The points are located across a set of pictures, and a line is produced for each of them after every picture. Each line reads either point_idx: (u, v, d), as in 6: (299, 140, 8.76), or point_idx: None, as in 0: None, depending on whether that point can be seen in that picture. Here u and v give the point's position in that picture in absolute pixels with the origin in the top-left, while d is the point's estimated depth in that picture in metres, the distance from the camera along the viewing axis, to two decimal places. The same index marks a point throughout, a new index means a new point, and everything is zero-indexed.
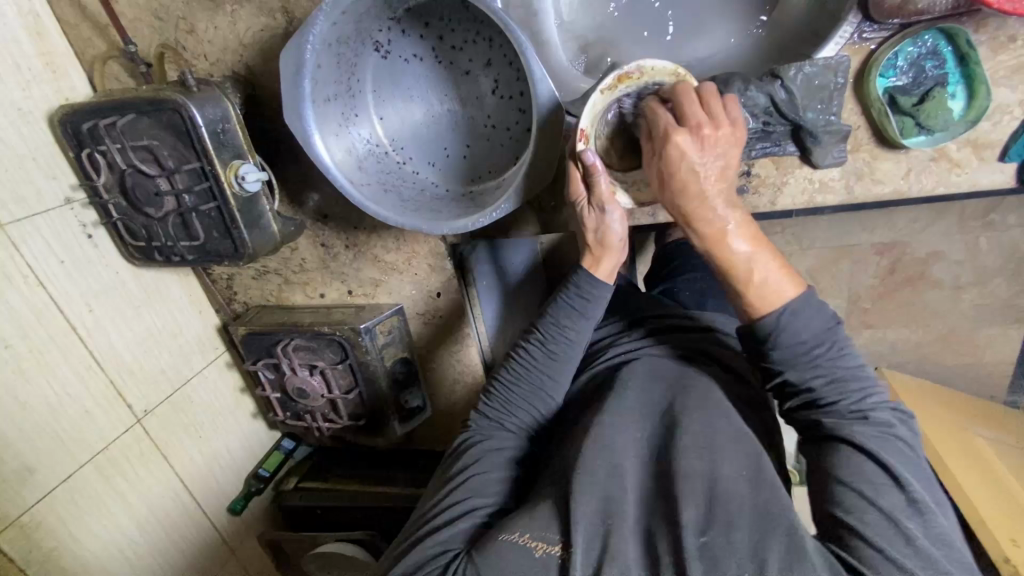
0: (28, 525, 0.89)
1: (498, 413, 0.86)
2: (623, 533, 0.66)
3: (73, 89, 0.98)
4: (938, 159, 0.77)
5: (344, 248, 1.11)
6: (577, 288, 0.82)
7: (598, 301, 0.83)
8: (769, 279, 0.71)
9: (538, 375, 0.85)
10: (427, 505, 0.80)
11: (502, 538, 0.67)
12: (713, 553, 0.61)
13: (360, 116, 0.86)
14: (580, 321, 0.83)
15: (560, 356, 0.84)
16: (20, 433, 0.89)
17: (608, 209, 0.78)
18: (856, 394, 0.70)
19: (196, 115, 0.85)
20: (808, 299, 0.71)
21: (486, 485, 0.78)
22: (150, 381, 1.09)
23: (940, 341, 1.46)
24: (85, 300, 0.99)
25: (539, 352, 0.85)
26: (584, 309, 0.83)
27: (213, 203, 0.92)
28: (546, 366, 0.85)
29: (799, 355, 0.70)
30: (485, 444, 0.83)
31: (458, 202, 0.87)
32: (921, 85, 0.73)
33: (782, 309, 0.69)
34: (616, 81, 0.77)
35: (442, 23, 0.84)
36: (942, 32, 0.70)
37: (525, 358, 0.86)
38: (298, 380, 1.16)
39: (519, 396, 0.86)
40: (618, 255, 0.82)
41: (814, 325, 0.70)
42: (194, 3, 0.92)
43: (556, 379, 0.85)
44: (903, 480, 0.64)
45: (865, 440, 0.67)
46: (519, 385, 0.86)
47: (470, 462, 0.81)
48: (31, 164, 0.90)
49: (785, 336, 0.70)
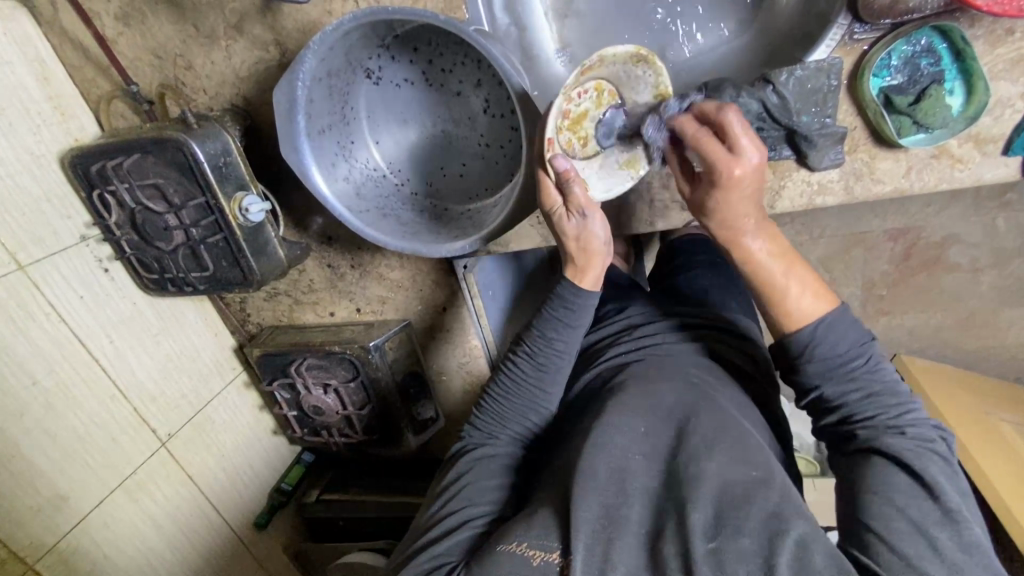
0: (66, 550, 0.94)
1: (491, 424, 0.87)
2: (626, 540, 0.65)
3: (82, 128, 1.01)
4: (938, 157, 0.76)
5: (349, 268, 1.13)
6: (561, 298, 0.82)
7: (584, 310, 0.82)
8: (795, 294, 0.72)
9: (527, 386, 0.86)
10: (425, 516, 0.81)
11: (503, 548, 0.68)
12: (720, 556, 0.60)
13: (356, 142, 0.87)
14: (567, 331, 0.83)
15: (548, 367, 0.85)
16: (51, 464, 0.93)
17: (589, 214, 0.75)
18: (895, 413, 0.70)
19: (197, 152, 0.87)
20: (843, 315, 0.72)
21: (482, 494, 0.79)
22: (172, 405, 1.13)
23: (961, 326, 1.43)
24: (105, 332, 1.02)
25: (528, 364, 0.85)
26: (571, 319, 0.82)
27: (220, 234, 0.94)
28: (534, 377, 0.85)
29: (837, 368, 0.71)
30: (479, 456, 0.84)
31: (456, 221, 0.89)
32: (917, 83, 0.71)
33: (818, 322, 0.71)
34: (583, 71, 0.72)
35: (430, 47, 0.84)
36: (935, 30, 0.68)
37: (514, 370, 0.86)
38: (314, 398, 1.20)
39: (510, 407, 0.87)
40: (601, 263, 0.80)
41: (848, 338, 0.71)
42: (191, 41, 0.94)
43: (546, 389, 0.86)
44: (931, 476, 0.64)
45: (902, 453, 0.66)
46: (510, 397, 0.87)
47: (464, 474, 0.82)
48: (46, 205, 0.94)
49: (822, 349, 0.71)
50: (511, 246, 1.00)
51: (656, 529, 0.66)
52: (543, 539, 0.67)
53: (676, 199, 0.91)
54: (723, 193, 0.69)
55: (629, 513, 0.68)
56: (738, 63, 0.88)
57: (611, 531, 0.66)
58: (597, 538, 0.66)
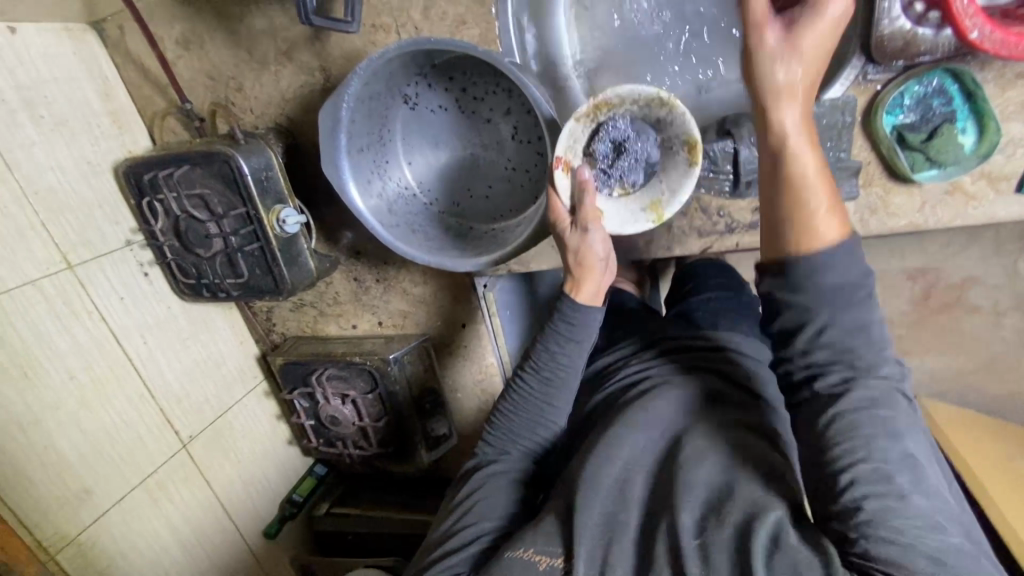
0: (84, 544, 0.96)
1: (501, 440, 0.87)
2: (622, 549, 0.67)
3: (136, 142, 1.12)
4: (953, 193, 0.77)
5: (374, 282, 1.17)
6: (563, 315, 0.82)
7: (587, 325, 0.82)
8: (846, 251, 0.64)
9: (534, 404, 0.85)
10: (439, 530, 0.82)
11: (508, 555, 0.69)
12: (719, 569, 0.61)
13: (391, 162, 0.92)
14: (571, 346, 0.83)
15: (555, 382, 0.84)
16: (79, 456, 0.96)
17: (590, 229, 0.76)
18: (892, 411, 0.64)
19: (243, 165, 0.93)
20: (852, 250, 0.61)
21: (493, 509, 0.80)
22: (195, 409, 1.17)
23: (983, 370, 1.41)
24: (140, 332, 1.08)
25: (535, 380, 0.85)
26: (574, 334, 0.82)
27: (257, 243, 0.99)
28: (541, 394, 0.85)
29: (832, 301, 0.61)
30: (491, 473, 0.84)
31: (480, 239, 0.93)
32: (929, 122, 0.75)
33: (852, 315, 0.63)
34: (595, 105, 0.78)
35: (465, 77, 0.90)
36: (948, 72, 0.72)
37: (522, 387, 0.87)
38: (331, 408, 1.21)
39: (519, 424, 0.86)
40: (597, 277, 0.80)
41: (849, 274, 0.61)
42: (243, 65, 1.01)
43: (554, 405, 0.85)
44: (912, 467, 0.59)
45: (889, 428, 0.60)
46: (516, 413, 0.87)
47: (475, 491, 0.83)
48: (98, 211, 1.03)
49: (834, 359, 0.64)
50: (530, 265, 1.03)
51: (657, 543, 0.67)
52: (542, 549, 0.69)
53: (694, 228, 0.91)
54: (784, 101, 0.62)
55: (628, 525, 0.69)
56: None
57: (612, 541, 0.67)
58: (597, 549, 0.67)
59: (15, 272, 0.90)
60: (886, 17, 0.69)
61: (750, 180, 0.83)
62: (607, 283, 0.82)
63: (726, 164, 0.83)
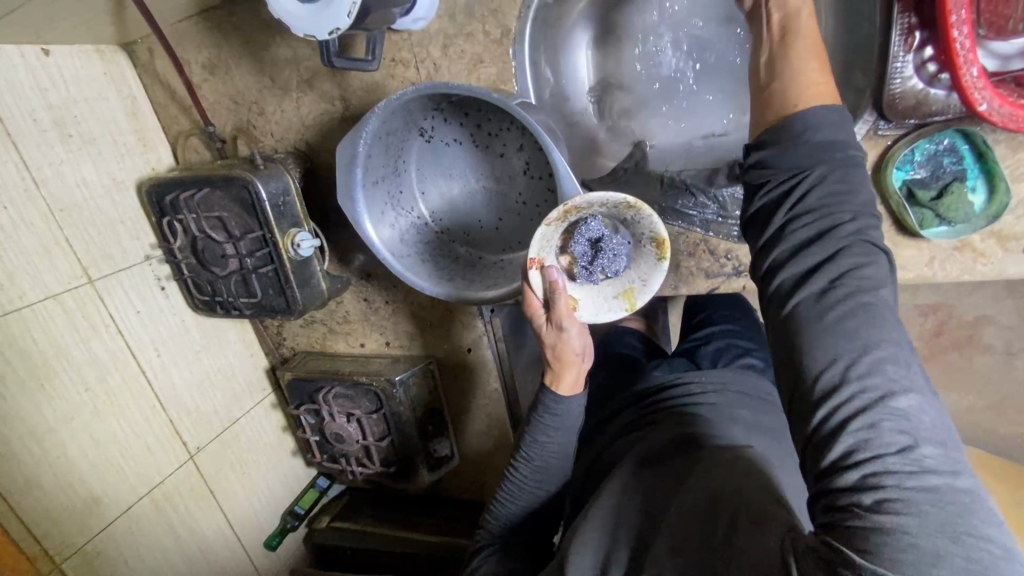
0: (89, 553, 0.98)
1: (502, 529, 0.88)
2: None
3: (160, 159, 1.15)
4: (962, 250, 0.77)
5: (384, 303, 1.19)
6: (548, 408, 0.82)
7: (573, 413, 0.83)
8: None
9: (528, 488, 0.86)
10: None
11: None
12: None
13: (405, 192, 0.94)
14: (558, 434, 0.83)
15: (547, 470, 0.85)
16: (90, 466, 0.99)
17: (566, 327, 0.74)
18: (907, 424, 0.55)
19: (260, 191, 0.96)
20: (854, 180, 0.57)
21: None
22: (204, 421, 1.19)
23: (994, 413, 1.39)
24: (154, 345, 1.11)
25: (527, 472, 0.85)
26: (561, 423, 0.83)
27: (271, 265, 1.02)
28: (534, 478, 0.85)
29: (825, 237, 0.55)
30: (494, 554, 0.86)
31: (489, 271, 0.94)
32: (939, 178, 0.74)
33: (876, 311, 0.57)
34: (564, 212, 0.72)
35: (479, 113, 0.91)
36: (958, 133, 0.72)
37: (516, 479, 0.87)
38: (336, 426, 1.23)
39: (518, 511, 0.87)
40: (577, 367, 0.80)
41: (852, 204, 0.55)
42: (266, 91, 1.03)
43: (548, 484, 0.86)
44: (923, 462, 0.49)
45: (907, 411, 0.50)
46: (511, 498, 0.87)
47: (478, 574, 0.85)
48: (120, 227, 1.06)
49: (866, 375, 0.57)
50: None
51: None
52: None
53: (702, 269, 0.90)
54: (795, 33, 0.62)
55: None
56: None
57: None
58: None
59: (38, 286, 0.93)
60: (897, 76, 0.69)
61: None
62: (587, 369, 0.82)
63: (735, 209, 0.86)
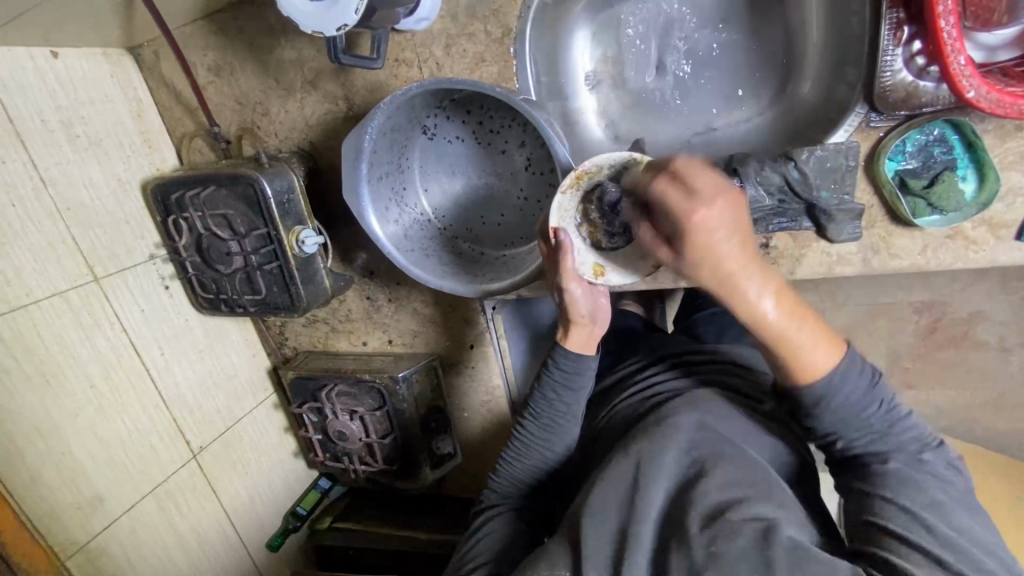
0: (93, 551, 0.98)
1: (506, 485, 0.90)
2: None
3: (164, 160, 1.16)
4: (953, 237, 0.79)
5: (386, 301, 1.20)
6: (558, 363, 0.86)
7: (584, 373, 0.86)
8: (807, 346, 0.71)
9: (534, 449, 0.88)
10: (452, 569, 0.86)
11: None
12: None
13: (408, 189, 0.96)
14: (568, 392, 0.87)
15: (555, 426, 0.88)
16: (95, 464, 0.99)
17: (568, 284, 0.82)
18: (892, 446, 0.72)
19: (266, 188, 0.97)
20: (847, 364, 0.72)
21: (496, 547, 0.82)
22: (207, 421, 1.20)
23: (989, 406, 1.41)
24: (158, 344, 1.11)
25: (534, 427, 0.89)
26: (571, 381, 0.86)
27: (275, 262, 1.03)
28: (541, 438, 0.88)
29: (852, 406, 0.71)
30: (498, 516, 0.87)
31: (491, 265, 0.96)
32: (931, 168, 0.77)
33: (834, 374, 0.71)
34: (576, 178, 0.81)
35: (482, 111, 0.93)
36: (948, 123, 0.74)
37: (522, 434, 0.90)
38: (339, 424, 1.23)
39: (522, 468, 0.89)
40: (585, 328, 0.85)
41: (857, 385, 0.72)
42: (270, 91, 1.05)
43: (555, 446, 0.88)
44: (914, 508, 0.67)
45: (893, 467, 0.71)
46: (517, 458, 0.90)
47: (481, 533, 0.86)
48: (125, 226, 1.07)
49: (837, 400, 0.71)
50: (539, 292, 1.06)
51: None
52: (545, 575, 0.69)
53: None
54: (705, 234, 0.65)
55: None
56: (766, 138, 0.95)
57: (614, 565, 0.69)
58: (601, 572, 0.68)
59: (45, 284, 0.94)
60: (886, 69, 0.71)
61: (756, 218, 0.84)
62: (598, 333, 0.86)
63: None
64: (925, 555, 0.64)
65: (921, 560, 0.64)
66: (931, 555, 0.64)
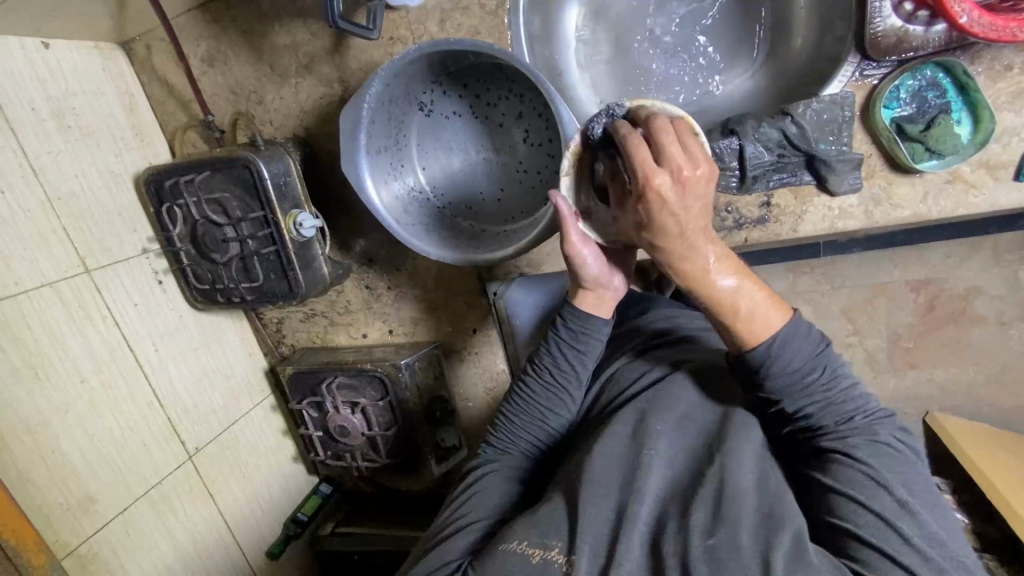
0: (85, 555, 0.92)
1: (503, 442, 0.89)
2: (629, 536, 0.65)
3: (156, 155, 1.15)
4: (953, 182, 0.80)
5: (386, 289, 1.19)
6: (567, 323, 0.85)
7: (592, 336, 0.84)
8: (756, 311, 0.70)
9: (536, 406, 0.88)
10: (438, 521, 0.81)
11: (503, 547, 0.67)
12: (718, 555, 0.60)
13: (406, 166, 0.96)
14: (575, 354, 0.85)
15: (557, 385, 0.87)
16: (85, 462, 0.94)
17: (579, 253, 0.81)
18: (849, 427, 0.68)
19: (262, 169, 0.96)
20: (796, 327, 0.70)
21: (488, 500, 0.80)
22: (202, 420, 1.16)
23: (992, 382, 1.40)
24: (151, 340, 1.08)
25: (536, 384, 0.88)
26: (579, 343, 0.85)
27: (273, 247, 1.01)
28: (543, 396, 0.88)
29: (796, 380, 0.69)
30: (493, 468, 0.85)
31: (491, 239, 0.95)
32: (926, 113, 0.78)
33: (772, 340, 0.69)
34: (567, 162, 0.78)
35: (478, 83, 0.94)
36: (938, 66, 0.77)
37: (524, 390, 0.89)
38: (341, 418, 1.19)
39: (520, 425, 0.88)
40: (600, 291, 0.84)
41: (803, 351, 0.69)
42: (264, 79, 1.05)
43: (558, 407, 0.88)
44: (889, 482, 0.63)
45: (851, 446, 0.66)
46: (518, 414, 0.89)
47: (473, 486, 0.83)
48: (117, 218, 1.05)
49: (776, 367, 0.69)
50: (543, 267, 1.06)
51: (657, 529, 0.66)
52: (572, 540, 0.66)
53: None
54: (666, 209, 0.67)
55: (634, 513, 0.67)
56: (761, 100, 0.96)
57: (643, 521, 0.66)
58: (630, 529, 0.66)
59: (35, 273, 0.91)
60: (877, 16, 0.74)
61: (755, 174, 0.85)
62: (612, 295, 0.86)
63: (732, 161, 0.85)
64: (880, 525, 0.61)
65: (876, 528, 0.60)
66: (882, 521, 0.61)
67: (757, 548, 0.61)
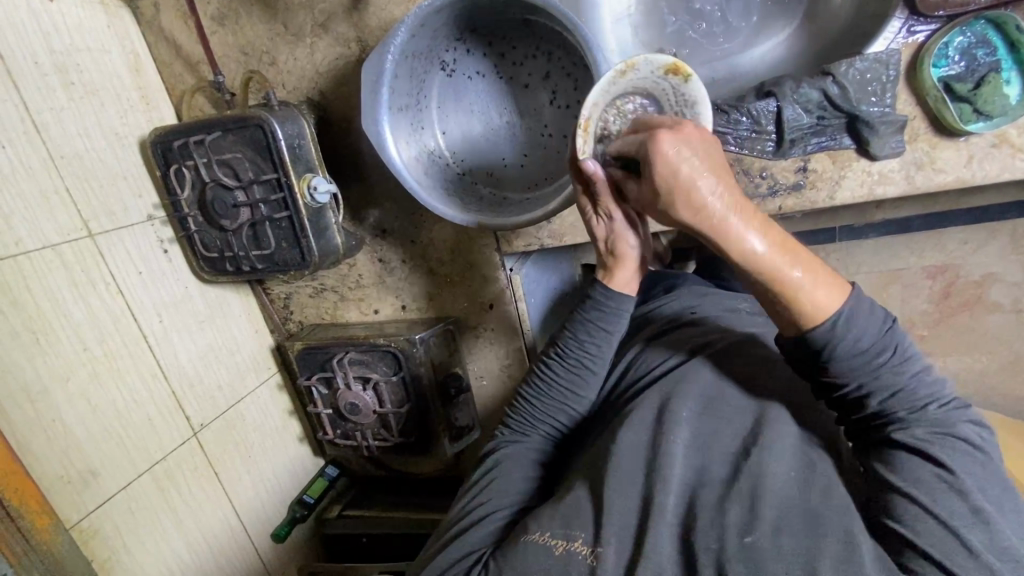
0: (85, 532, 0.86)
1: (523, 425, 0.84)
2: (658, 527, 0.60)
3: (161, 118, 1.11)
4: (999, 145, 0.78)
5: (400, 262, 1.15)
6: (594, 305, 0.79)
7: (620, 315, 0.79)
8: (813, 285, 0.61)
9: (559, 389, 0.82)
10: (455, 510, 0.77)
11: (525, 539, 0.63)
12: (755, 555, 0.55)
13: (427, 128, 0.92)
14: (601, 336, 0.80)
15: (583, 371, 0.81)
16: (88, 436, 0.89)
17: (614, 218, 0.74)
18: (927, 416, 0.60)
19: (277, 129, 0.92)
20: (859, 302, 0.62)
21: (510, 485, 0.76)
22: (207, 395, 1.11)
23: (1009, 370, 1.36)
24: (155, 311, 1.03)
25: (561, 369, 0.82)
26: (606, 325, 0.79)
27: (286, 212, 0.97)
28: (567, 380, 0.82)
29: (860, 362, 0.61)
30: (511, 455, 0.80)
31: (513, 205, 0.91)
32: (975, 72, 0.76)
33: (837, 316, 0.61)
34: (584, 132, 0.70)
35: (504, 41, 0.91)
36: (991, 21, 0.74)
37: (547, 372, 0.83)
38: (352, 395, 1.16)
39: (543, 408, 0.83)
40: (633, 265, 0.78)
41: (870, 331, 0.61)
42: (278, 39, 1.02)
43: (580, 390, 0.82)
44: (967, 487, 0.56)
45: (928, 447, 0.58)
46: (541, 398, 0.84)
47: (493, 468, 0.79)
48: (122, 182, 1.00)
49: (841, 348, 0.61)
50: (565, 239, 1.03)
51: (686, 521, 0.61)
52: (616, 509, 0.63)
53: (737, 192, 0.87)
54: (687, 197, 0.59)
55: (662, 502, 0.61)
56: (792, 64, 0.94)
57: (696, 490, 0.62)
58: (679, 499, 0.62)
59: (36, 234, 0.86)
60: None
61: (793, 138, 0.82)
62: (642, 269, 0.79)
63: (769, 123, 0.83)
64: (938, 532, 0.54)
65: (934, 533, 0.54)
66: (948, 531, 0.54)
67: (801, 549, 0.55)
